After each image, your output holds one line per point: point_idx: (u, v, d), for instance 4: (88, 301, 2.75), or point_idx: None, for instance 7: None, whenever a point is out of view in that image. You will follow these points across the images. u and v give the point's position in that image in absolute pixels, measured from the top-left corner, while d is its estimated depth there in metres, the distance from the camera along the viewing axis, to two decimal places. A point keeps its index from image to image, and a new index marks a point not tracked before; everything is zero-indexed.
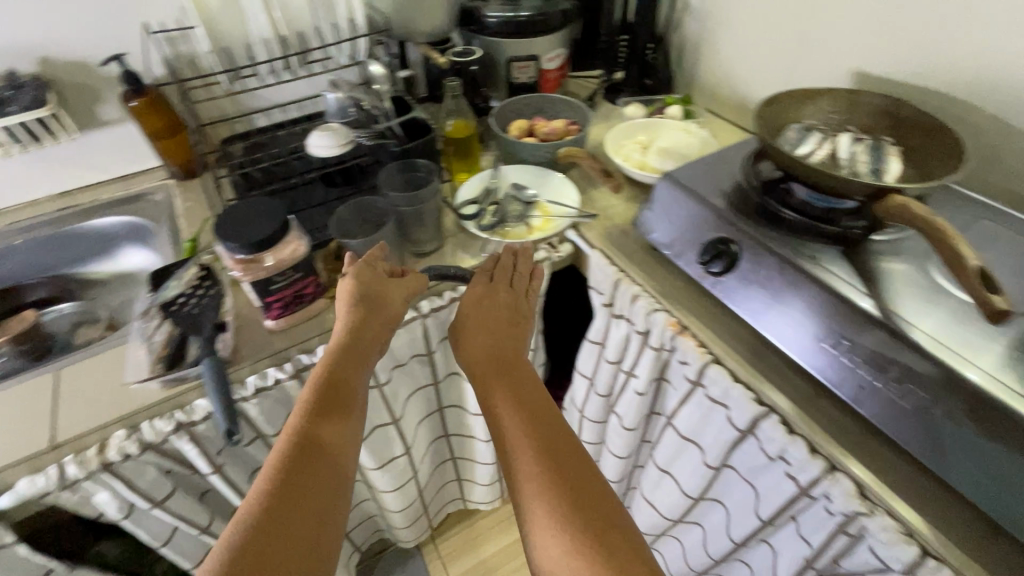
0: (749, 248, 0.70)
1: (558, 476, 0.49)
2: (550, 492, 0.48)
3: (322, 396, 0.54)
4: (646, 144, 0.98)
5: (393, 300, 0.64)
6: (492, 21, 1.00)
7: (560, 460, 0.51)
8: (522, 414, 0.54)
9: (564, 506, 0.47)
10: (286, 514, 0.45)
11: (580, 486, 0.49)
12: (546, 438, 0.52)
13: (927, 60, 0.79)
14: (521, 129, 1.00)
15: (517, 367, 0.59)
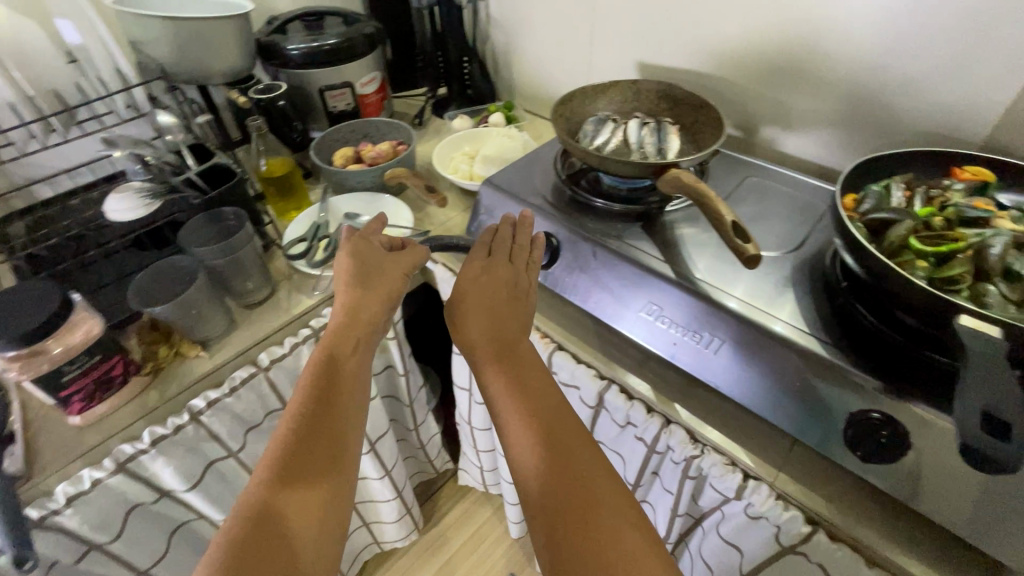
0: (566, 238, 0.74)
1: (554, 459, 0.49)
2: (546, 472, 0.48)
3: (312, 399, 0.52)
4: (474, 154, 1.01)
5: (375, 291, 0.60)
6: (294, 53, 0.97)
7: (559, 438, 0.50)
8: (520, 389, 0.53)
9: (555, 493, 0.47)
10: (275, 525, 0.45)
11: (574, 469, 0.48)
12: (541, 414, 0.51)
13: (687, 48, 0.90)
14: (346, 157, 0.99)
15: (511, 340, 0.57)
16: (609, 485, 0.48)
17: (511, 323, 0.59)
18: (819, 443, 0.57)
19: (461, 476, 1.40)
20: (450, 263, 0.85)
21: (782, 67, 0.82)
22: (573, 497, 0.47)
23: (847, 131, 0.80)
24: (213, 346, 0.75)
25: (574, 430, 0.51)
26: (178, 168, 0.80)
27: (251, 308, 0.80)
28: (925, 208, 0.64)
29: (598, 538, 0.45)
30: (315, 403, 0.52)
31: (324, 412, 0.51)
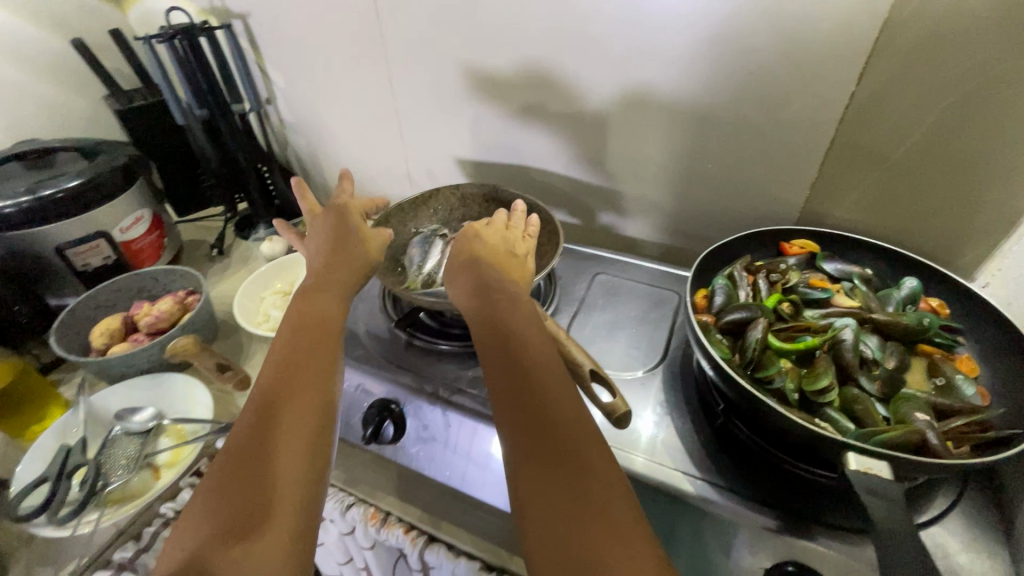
0: (409, 401, 0.60)
1: (541, 407, 0.38)
2: (527, 426, 0.38)
3: (291, 347, 0.46)
4: (288, 291, 0.84)
5: (347, 253, 0.57)
6: (7, 211, 0.72)
7: (545, 380, 0.40)
8: (496, 329, 0.45)
9: (539, 454, 0.36)
10: (242, 473, 0.37)
11: (567, 428, 0.37)
12: (518, 352, 0.43)
13: (503, 143, 0.84)
14: (110, 332, 0.75)
15: (483, 261, 0.53)
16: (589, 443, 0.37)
17: (500, 271, 0.52)
18: None
19: None
20: None
21: (602, 155, 0.78)
22: (560, 455, 0.36)
23: (679, 210, 0.79)
24: None
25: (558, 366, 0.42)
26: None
27: None
28: (772, 297, 0.61)
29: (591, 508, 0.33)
30: (297, 347, 0.46)
31: (305, 355, 0.46)
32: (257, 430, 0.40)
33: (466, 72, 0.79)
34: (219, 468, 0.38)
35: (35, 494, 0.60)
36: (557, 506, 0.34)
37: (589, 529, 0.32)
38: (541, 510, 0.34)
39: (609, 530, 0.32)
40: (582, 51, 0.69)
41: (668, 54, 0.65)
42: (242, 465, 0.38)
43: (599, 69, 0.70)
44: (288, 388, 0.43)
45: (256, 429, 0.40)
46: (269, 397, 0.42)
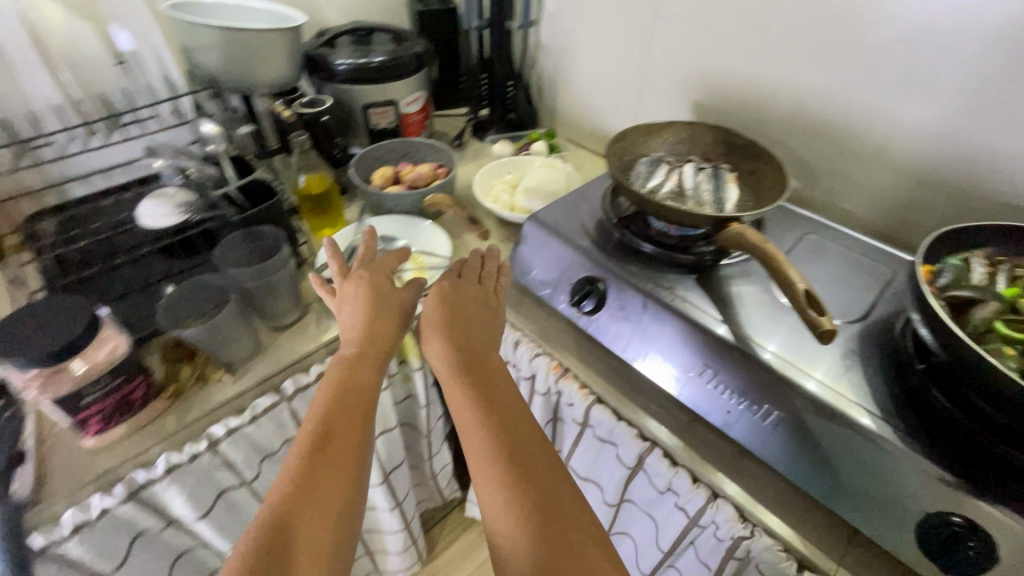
0: (614, 284, 0.71)
1: (512, 447, 0.51)
2: (506, 462, 0.50)
3: (339, 409, 0.53)
4: (515, 182, 0.98)
5: (388, 323, 0.62)
6: (341, 68, 0.95)
7: (514, 425, 0.54)
8: (475, 386, 0.56)
9: (520, 481, 0.49)
10: (293, 530, 0.44)
11: (536, 463, 0.51)
12: (494, 404, 0.55)
13: (744, 98, 0.89)
14: (386, 176, 0.95)
15: (467, 329, 0.62)
16: (561, 491, 0.49)
17: (475, 327, 0.63)
18: (876, 533, 0.54)
19: (469, 508, 1.35)
20: None
21: (846, 130, 0.80)
22: (541, 489, 0.49)
23: (914, 198, 0.77)
24: (239, 370, 0.71)
25: (520, 409, 0.56)
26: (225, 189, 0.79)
27: (279, 331, 0.75)
28: (1009, 289, 0.59)
29: (571, 528, 0.47)
30: (344, 410, 0.53)
31: (356, 418, 0.53)
32: (306, 491, 0.46)
33: (733, 26, 0.84)
34: (272, 524, 0.44)
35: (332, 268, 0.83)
36: (535, 523, 0.47)
37: (571, 538, 0.46)
38: (519, 527, 0.47)
39: (571, 538, 0.46)
40: (863, 26, 0.72)
41: (963, 41, 0.66)
42: (288, 525, 0.44)
43: (876, 45, 0.72)
44: (336, 450, 0.50)
45: (305, 490, 0.46)
46: (319, 458, 0.48)
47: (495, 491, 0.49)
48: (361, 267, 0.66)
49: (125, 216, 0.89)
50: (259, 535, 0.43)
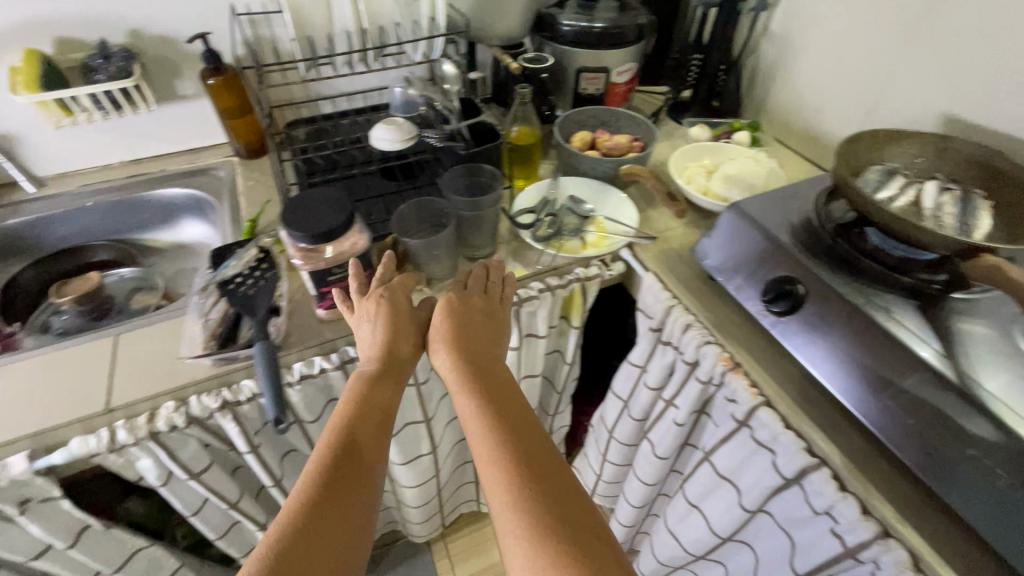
0: (817, 290, 0.66)
1: (518, 446, 0.53)
2: (513, 459, 0.52)
3: (359, 411, 0.56)
4: (712, 168, 0.95)
5: (407, 338, 0.65)
6: (565, 29, 0.99)
7: (520, 430, 0.55)
8: (484, 395, 0.58)
9: (524, 476, 0.50)
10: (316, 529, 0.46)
11: (539, 461, 0.52)
12: (500, 412, 0.57)
13: (1017, 112, 0.75)
14: (584, 141, 0.99)
15: (477, 342, 0.64)
16: (576, 499, 0.50)
17: (486, 345, 0.65)
18: None
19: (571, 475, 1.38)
20: (663, 275, 0.82)
21: None
22: (544, 482, 0.50)
23: None
24: (435, 285, 0.79)
25: (525, 416, 0.58)
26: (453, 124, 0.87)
27: (471, 262, 0.81)
28: None
29: (572, 521, 0.48)
30: (360, 414, 0.56)
31: (373, 423, 0.56)
32: (327, 486, 0.49)
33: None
34: (293, 517, 0.46)
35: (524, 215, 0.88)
36: (540, 513, 0.48)
37: (573, 529, 0.47)
38: (522, 518, 0.47)
39: (573, 531, 0.47)
40: None
41: None
42: (309, 527, 0.46)
43: None
44: (354, 450, 0.52)
45: (325, 484, 0.49)
46: (340, 457, 0.51)
47: (500, 486, 0.50)
48: (382, 288, 0.68)
49: (359, 135, 1.04)
50: (281, 527, 0.45)
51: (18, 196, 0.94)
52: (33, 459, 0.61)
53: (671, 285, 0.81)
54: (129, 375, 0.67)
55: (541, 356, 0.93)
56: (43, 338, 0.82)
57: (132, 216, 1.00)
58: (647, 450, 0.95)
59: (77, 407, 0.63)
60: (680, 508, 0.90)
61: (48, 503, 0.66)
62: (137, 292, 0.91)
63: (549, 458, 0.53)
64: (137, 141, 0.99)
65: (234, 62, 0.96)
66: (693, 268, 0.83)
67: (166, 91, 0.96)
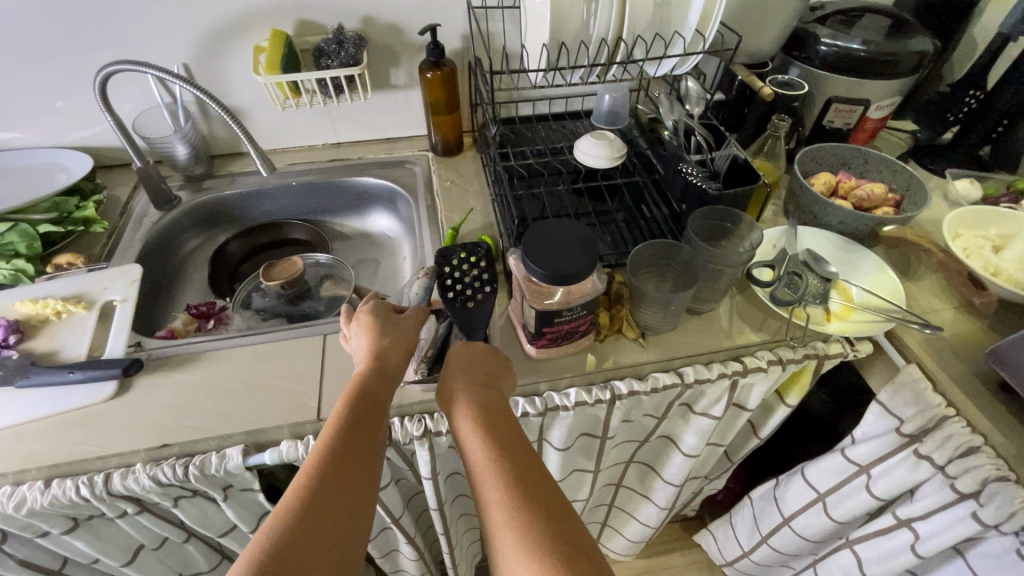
0: None
1: (507, 460, 0.46)
2: (505, 470, 0.45)
3: (356, 405, 0.51)
4: (999, 243, 0.76)
5: (398, 351, 0.58)
6: (823, 50, 0.83)
7: (513, 454, 0.47)
8: (476, 409, 0.51)
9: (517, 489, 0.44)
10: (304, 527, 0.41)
11: (533, 471, 0.46)
12: (492, 429, 0.50)
13: None
14: (830, 186, 0.82)
15: (479, 374, 0.57)
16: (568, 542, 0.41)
17: (480, 366, 0.58)
18: None
19: (701, 536, 1.26)
20: (933, 373, 0.66)
21: None
22: (539, 496, 0.44)
23: None
24: (649, 336, 0.70)
25: (522, 440, 0.50)
26: (707, 153, 0.72)
27: (691, 314, 0.72)
28: None
29: (568, 536, 0.41)
30: (358, 407, 0.51)
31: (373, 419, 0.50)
32: (322, 478, 0.44)
33: None
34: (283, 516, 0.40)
35: (756, 269, 0.77)
36: (529, 522, 0.41)
37: (568, 546, 0.40)
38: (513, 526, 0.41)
39: (570, 547, 0.40)
40: None
41: None
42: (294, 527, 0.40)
43: None
44: (352, 445, 0.47)
45: (324, 481, 0.43)
46: (334, 451, 0.46)
47: (489, 497, 0.44)
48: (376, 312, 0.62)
49: (559, 144, 0.96)
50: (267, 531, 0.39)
51: (235, 168, 0.97)
52: (246, 455, 0.61)
53: (945, 390, 0.65)
54: (337, 383, 0.65)
55: (736, 426, 0.81)
56: (246, 314, 0.85)
57: (327, 199, 1.01)
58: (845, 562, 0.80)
59: (289, 409, 0.62)
60: None
61: (247, 492, 0.67)
62: (328, 279, 0.91)
63: (545, 491, 0.44)
64: (345, 126, 0.99)
65: (451, 56, 0.92)
66: (975, 370, 0.66)
67: (382, 79, 0.94)
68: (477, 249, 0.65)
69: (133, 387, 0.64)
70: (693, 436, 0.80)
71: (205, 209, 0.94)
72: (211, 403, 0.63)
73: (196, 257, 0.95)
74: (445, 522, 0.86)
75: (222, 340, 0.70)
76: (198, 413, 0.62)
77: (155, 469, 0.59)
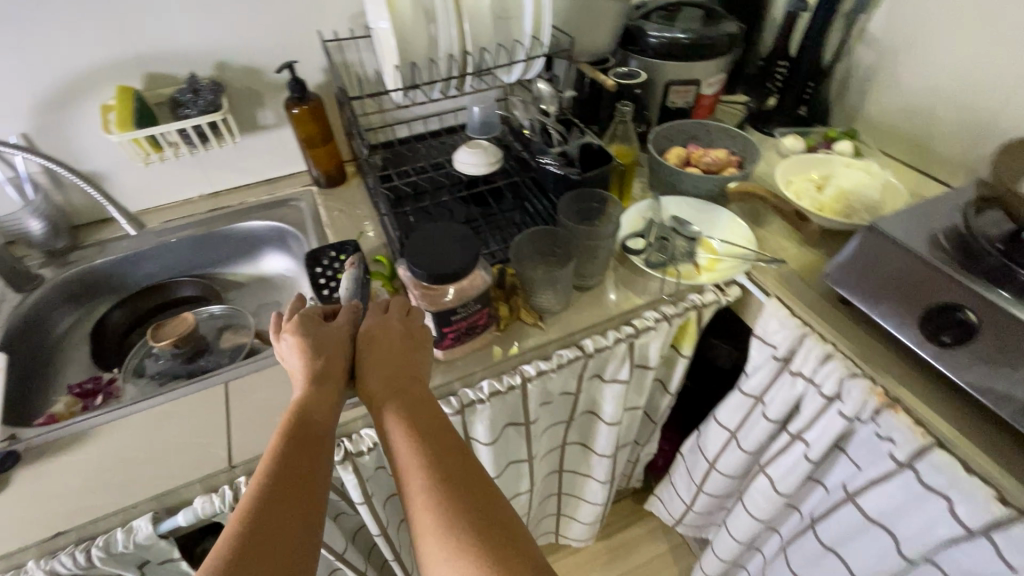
0: (992, 322, 0.60)
1: (450, 476, 0.45)
2: (446, 479, 0.45)
3: (294, 432, 0.49)
4: (822, 183, 0.89)
5: (334, 368, 0.56)
6: (652, 41, 0.94)
7: (457, 467, 0.47)
8: (417, 421, 0.50)
9: (460, 504, 0.43)
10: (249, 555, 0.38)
11: (475, 488, 0.45)
12: (436, 441, 0.49)
13: None
14: (680, 157, 0.92)
15: (418, 383, 0.55)
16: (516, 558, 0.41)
17: (419, 371, 0.57)
18: None
19: (651, 503, 1.32)
20: (792, 303, 0.76)
21: None
22: (480, 503, 0.44)
23: None
24: (547, 318, 0.75)
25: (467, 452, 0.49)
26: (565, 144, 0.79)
27: (581, 291, 0.78)
28: None
29: (506, 540, 0.42)
30: (299, 431, 0.49)
31: (311, 441, 0.49)
32: (265, 506, 0.42)
33: None
34: (223, 550, 0.38)
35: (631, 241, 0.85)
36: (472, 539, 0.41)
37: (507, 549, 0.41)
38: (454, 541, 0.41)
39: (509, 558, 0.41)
40: None
41: None
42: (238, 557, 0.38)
43: None
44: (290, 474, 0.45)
45: (262, 508, 0.41)
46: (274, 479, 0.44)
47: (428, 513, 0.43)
48: (306, 323, 0.59)
49: (439, 159, 1.01)
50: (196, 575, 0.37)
51: (103, 235, 0.92)
52: (157, 522, 0.58)
53: (801, 313, 0.75)
54: (246, 425, 0.63)
55: (646, 386, 0.88)
56: (140, 383, 0.80)
57: (214, 250, 0.98)
58: (763, 486, 0.89)
59: (197, 464, 0.60)
60: (806, 548, 0.84)
61: (166, 564, 0.63)
62: (227, 330, 0.88)
63: (493, 504, 0.45)
64: (219, 174, 0.97)
65: (316, 91, 0.94)
66: (819, 291, 0.77)
67: (248, 121, 0.93)
68: (345, 250, 0.77)
69: (12, 482, 0.59)
70: (610, 403, 0.85)
71: (76, 282, 0.88)
72: (107, 478, 0.59)
73: (73, 336, 0.88)
74: (394, 547, 0.85)
75: (113, 412, 0.66)
76: (93, 491, 0.58)
77: (50, 562, 0.54)
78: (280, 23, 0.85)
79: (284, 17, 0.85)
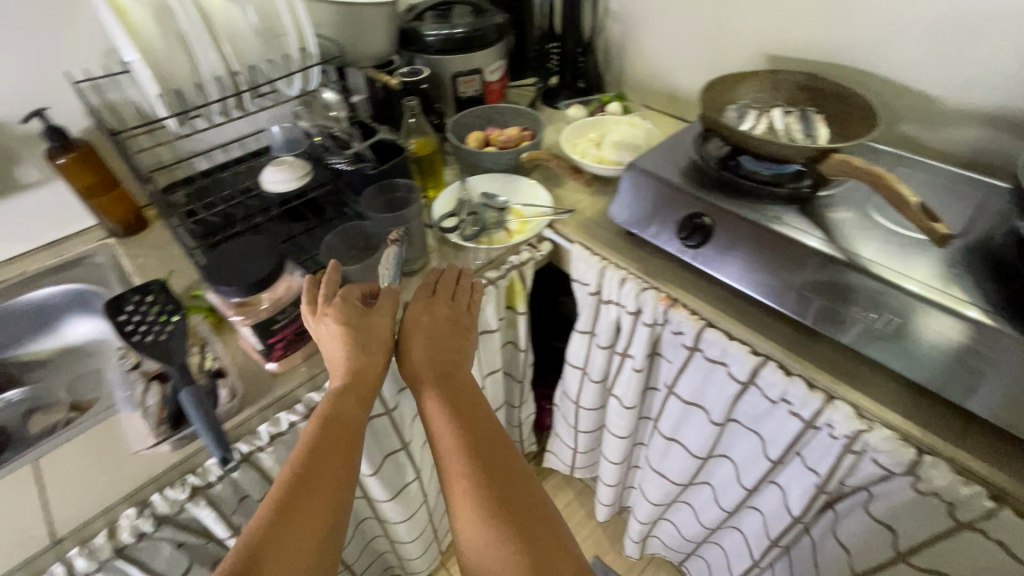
0: (721, 221, 0.75)
1: (477, 451, 0.54)
2: (474, 454, 0.54)
3: (330, 417, 0.55)
4: (599, 140, 1.03)
5: (376, 349, 0.62)
6: (431, 39, 1.02)
7: (482, 443, 0.55)
8: (444, 401, 0.58)
9: (483, 473, 0.52)
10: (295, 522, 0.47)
11: (499, 460, 0.54)
12: (467, 419, 0.57)
13: (815, 47, 0.93)
14: (479, 139, 1.01)
15: (445, 364, 0.63)
16: (531, 517, 0.51)
17: (449, 351, 0.64)
18: (948, 387, 0.61)
19: (547, 460, 1.42)
20: (589, 243, 0.88)
21: (937, 53, 0.82)
22: (502, 476, 0.53)
23: (1003, 124, 0.81)
24: None
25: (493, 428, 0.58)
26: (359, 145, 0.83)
27: (408, 276, 0.83)
28: None
29: (521, 505, 0.51)
30: (333, 416, 0.56)
31: (344, 429, 0.56)
32: (307, 480, 0.50)
33: None
34: (276, 514, 0.47)
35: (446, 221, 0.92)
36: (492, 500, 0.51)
37: (523, 510, 0.51)
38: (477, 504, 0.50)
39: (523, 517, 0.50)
40: None
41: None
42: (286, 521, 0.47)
43: None
44: (324, 455, 0.52)
45: (301, 484, 0.50)
46: (311, 458, 0.52)
47: (456, 479, 0.53)
48: (345, 302, 0.63)
49: (247, 184, 0.99)
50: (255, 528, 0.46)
51: None
52: None
53: (598, 250, 0.87)
54: (68, 495, 0.59)
55: (496, 349, 0.95)
56: None
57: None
58: (616, 406, 1.01)
59: (11, 552, 0.54)
60: (659, 446, 0.98)
61: None
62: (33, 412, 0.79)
63: (515, 471, 0.54)
64: None
65: (84, 136, 0.87)
66: (611, 228, 0.90)
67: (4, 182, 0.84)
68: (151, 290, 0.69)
69: None
70: None
71: None
72: None
73: None
74: None
75: None
76: None
77: None
78: (15, 70, 0.78)
79: (17, 63, 0.78)
